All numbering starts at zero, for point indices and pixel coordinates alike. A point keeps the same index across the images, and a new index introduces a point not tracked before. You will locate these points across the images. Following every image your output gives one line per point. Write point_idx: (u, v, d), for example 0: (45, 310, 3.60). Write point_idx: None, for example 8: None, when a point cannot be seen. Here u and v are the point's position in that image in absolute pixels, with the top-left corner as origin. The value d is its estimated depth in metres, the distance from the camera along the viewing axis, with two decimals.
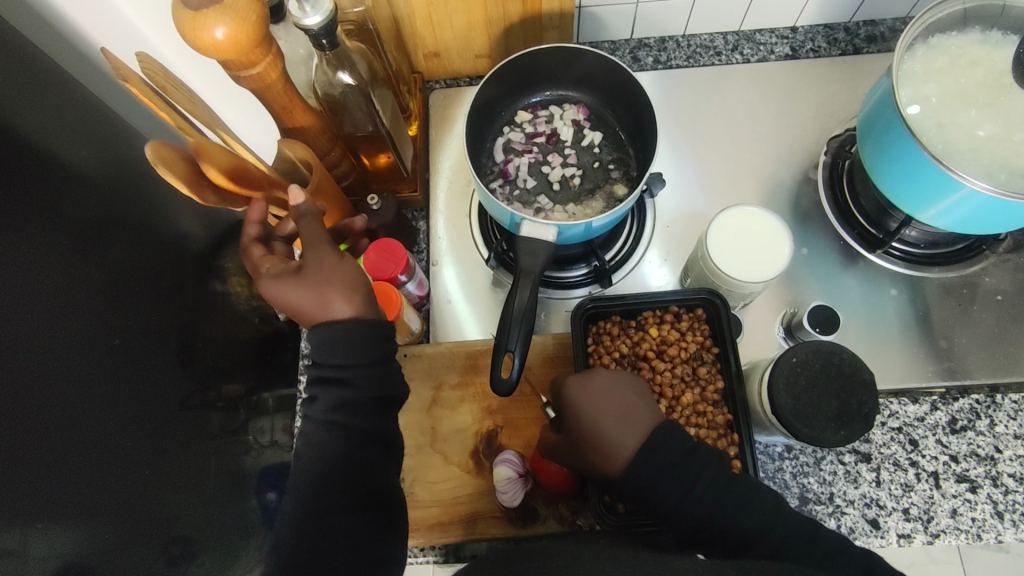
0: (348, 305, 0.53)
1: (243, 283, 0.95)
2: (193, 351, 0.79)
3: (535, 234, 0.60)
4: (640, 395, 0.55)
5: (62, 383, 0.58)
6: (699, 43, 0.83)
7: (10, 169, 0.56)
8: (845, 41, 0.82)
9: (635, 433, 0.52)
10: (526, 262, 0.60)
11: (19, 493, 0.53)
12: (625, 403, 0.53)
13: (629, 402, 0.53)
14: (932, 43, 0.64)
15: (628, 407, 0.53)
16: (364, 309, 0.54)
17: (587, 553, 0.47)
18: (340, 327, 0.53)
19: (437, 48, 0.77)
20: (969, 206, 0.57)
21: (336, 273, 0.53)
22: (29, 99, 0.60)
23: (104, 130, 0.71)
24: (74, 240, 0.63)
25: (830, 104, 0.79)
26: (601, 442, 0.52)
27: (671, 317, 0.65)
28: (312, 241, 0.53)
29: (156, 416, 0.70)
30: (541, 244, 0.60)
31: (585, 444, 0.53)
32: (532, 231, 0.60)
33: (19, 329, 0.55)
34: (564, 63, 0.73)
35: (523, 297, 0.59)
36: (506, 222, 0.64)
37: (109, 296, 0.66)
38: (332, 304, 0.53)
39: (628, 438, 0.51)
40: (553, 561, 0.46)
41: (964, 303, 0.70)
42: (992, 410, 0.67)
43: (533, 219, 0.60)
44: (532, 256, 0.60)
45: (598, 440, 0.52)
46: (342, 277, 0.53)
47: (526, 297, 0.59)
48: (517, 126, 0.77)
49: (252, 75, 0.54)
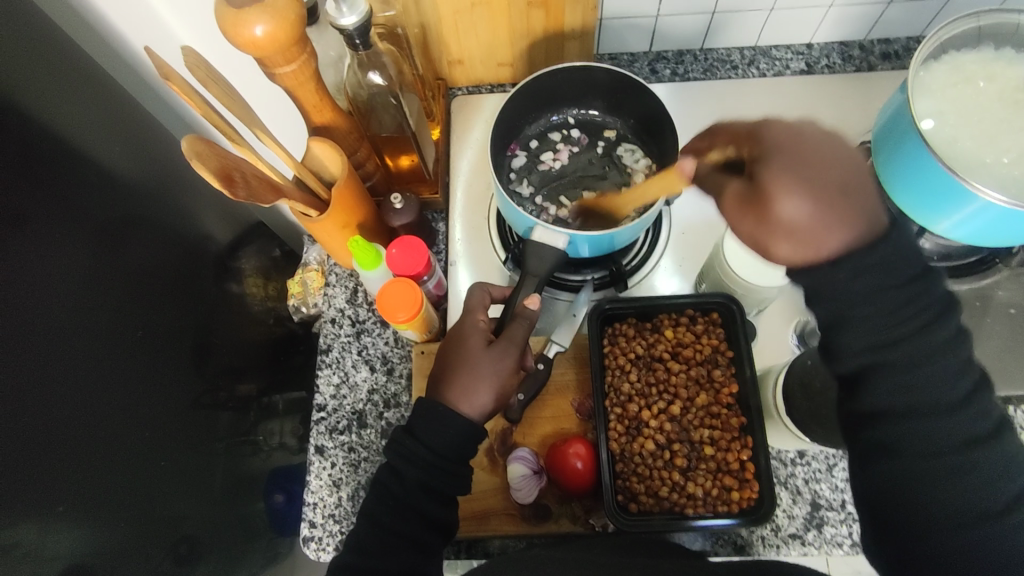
0: (488, 393, 0.57)
1: (258, 284, 0.97)
2: (207, 350, 0.81)
3: (546, 240, 0.62)
4: (847, 163, 0.50)
5: (83, 375, 0.60)
6: (717, 57, 0.85)
7: (33, 165, 0.58)
8: (860, 58, 0.84)
9: (846, 225, 0.48)
10: (534, 265, 0.62)
11: (43, 481, 0.55)
12: (821, 169, 0.49)
13: (839, 190, 0.49)
14: (947, 58, 0.65)
15: (838, 185, 0.49)
16: (487, 407, 0.57)
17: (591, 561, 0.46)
18: (480, 410, 0.57)
19: (459, 55, 0.79)
20: (983, 218, 0.58)
21: (495, 378, 0.58)
22: (60, 96, 0.62)
23: (134, 128, 0.73)
24: (98, 234, 0.65)
25: (845, 118, 0.81)
26: (802, 235, 0.49)
27: (686, 320, 0.67)
28: (493, 354, 0.59)
29: (170, 410, 0.71)
30: (552, 251, 0.62)
31: (778, 232, 0.50)
32: (543, 237, 0.62)
33: (37, 322, 0.56)
34: (577, 81, 0.74)
35: (531, 296, 0.62)
36: (520, 229, 0.66)
37: (132, 291, 0.68)
38: (476, 391, 0.57)
39: (838, 230, 0.48)
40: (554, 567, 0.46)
41: (977, 314, 0.70)
42: (1004, 421, 0.69)
43: (545, 225, 0.62)
44: (540, 260, 0.62)
45: (797, 221, 0.49)
46: (502, 385, 0.58)
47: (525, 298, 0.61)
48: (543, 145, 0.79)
49: (285, 73, 0.55)
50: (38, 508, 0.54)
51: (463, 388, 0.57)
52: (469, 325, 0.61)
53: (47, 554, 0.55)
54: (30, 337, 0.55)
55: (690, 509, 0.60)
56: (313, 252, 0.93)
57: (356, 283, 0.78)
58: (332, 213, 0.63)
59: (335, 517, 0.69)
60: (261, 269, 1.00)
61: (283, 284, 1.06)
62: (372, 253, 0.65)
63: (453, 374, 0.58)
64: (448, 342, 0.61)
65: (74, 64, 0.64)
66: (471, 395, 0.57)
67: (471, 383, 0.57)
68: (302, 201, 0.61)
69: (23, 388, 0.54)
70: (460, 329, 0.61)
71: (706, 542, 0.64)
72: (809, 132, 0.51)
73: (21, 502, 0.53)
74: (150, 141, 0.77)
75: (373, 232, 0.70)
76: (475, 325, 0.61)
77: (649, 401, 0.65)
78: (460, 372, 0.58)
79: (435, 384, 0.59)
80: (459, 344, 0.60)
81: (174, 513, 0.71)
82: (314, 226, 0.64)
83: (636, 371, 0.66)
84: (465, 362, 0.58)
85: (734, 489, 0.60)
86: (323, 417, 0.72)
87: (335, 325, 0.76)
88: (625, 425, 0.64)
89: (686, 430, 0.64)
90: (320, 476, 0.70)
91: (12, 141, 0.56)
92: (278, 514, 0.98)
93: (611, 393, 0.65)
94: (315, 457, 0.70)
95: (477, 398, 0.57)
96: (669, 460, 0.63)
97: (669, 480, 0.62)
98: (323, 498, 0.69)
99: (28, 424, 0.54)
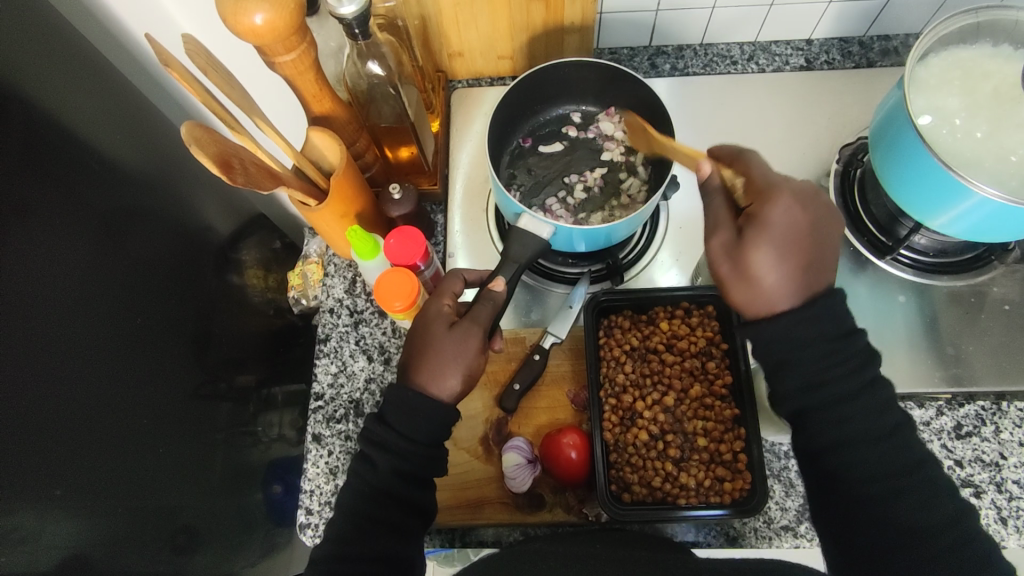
0: (457, 377, 0.57)
1: (259, 276, 0.98)
2: (207, 340, 0.81)
3: (532, 228, 0.63)
4: (813, 235, 0.52)
5: (84, 363, 0.61)
6: (716, 53, 0.85)
7: (36, 152, 0.59)
8: (859, 54, 0.84)
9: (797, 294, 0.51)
10: (516, 251, 0.62)
11: (43, 467, 0.55)
12: (794, 241, 0.52)
13: (807, 263, 0.52)
14: (947, 54, 0.66)
15: (804, 258, 0.51)
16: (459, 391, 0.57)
17: (589, 552, 0.46)
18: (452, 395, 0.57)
19: (460, 48, 0.79)
20: (978, 214, 0.58)
21: (462, 360, 0.57)
22: (64, 85, 0.63)
23: (137, 118, 0.74)
24: (100, 223, 0.65)
25: (843, 114, 0.81)
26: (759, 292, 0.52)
27: (681, 312, 0.68)
28: (457, 336, 0.58)
29: (170, 399, 0.72)
30: (535, 240, 0.62)
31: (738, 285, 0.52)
32: (529, 224, 0.62)
33: (37, 308, 0.56)
34: (577, 75, 0.75)
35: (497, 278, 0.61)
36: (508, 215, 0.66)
37: (133, 279, 0.69)
38: (444, 374, 0.57)
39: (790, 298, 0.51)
40: (551, 559, 0.46)
41: (973, 310, 0.71)
42: (998, 416, 0.67)
43: (532, 213, 0.62)
44: (523, 246, 0.62)
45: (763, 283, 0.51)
46: (471, 366, 0.57)
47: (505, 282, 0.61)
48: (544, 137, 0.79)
49: (284, 62, 0.56)
50: (38, 493, 0.55)
51: (430, 372, 0.57)
52: (434, 307, 0.61)
53: (48, 537, 0.56)
54: (30, 323, 0.56)
55: (683, 499, 0.61)
56: (313, 244, 0.94)
57: (355, 273, 0.78)
58: (331, 203, 0.63)
59: (331, 504, 0.69)
60: (262, 260, 1.00)
61: (283, 275, 1.07)
62: (370, 243, 0.66)
63: (419, 357, 0.58)
64: (414, 326, 0.61)
65: (77, 52, 0.65)
66: (440, 379, 0.57)
67: (438, 368, 0.56)
68: (302, 189, 0.62)
69: (25, 372, 0.54)
70: (424, 315, 0.60)
71: (697, 533, 0.64)
72: (803, 201, 0.52)
73: (20, 486, 0.53)
74: (152, 130, 0.77)
75: (371, 222, 0.71)
76: (439, 306, 0.60)
77: (643, 392, 0.65)
78: (427, 356, 0.57)
79: (404, 369, 0.58)
80: (424, 328, 0.59)
81: (173, 501, 0.72)
82: (313, 216, 0.64)
83: (630, 362, 0.66)
84: (430, 346, 0.57)
85: (726, 480, 0.61)
86: (320, 406, 0.72)
87: (334, 314, 0.77)
88: (620, 415, 0.65)
89: (679, 421, 0.65)
90: (317, 463, 0.70)
91: (18, 129, 0.57)
92: (277, 505, 0.99)
93: (605, 383, 0.66)
94: (312, 445, 0.71)
95: (445, 382, 0.57)
96: (662, 451, 0.63)
97: (662, 469, 0.62)
98: (319, 485, 0.70)
99: (29, 409, 0.54)
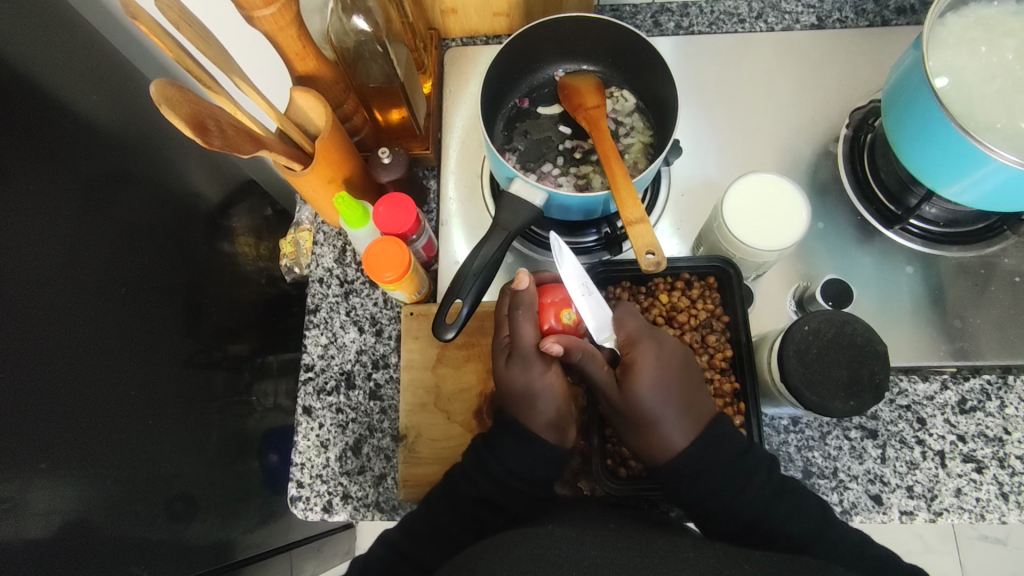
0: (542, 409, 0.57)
1: (249, 244, 0.95)
2: (197, 308, 0.79)
3: (524, 194, 0.59)
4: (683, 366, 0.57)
5: (67, 333, 0.58)
6: (723, 10, 0.81)
7: (7, 112, 0.55)
8: (874, 12, 0.79)
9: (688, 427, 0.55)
10: (506, 218, 0.59)
11: (29, 438, 0.53)
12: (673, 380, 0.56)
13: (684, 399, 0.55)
14: (966, 12, 0.62)
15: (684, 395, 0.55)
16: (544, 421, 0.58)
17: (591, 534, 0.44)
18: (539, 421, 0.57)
19: (453, 3, 0.75)
20: (993, 180, 0.55)
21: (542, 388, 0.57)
22: (31, 42, 0.60)
23: (111, 77, 0.70)
24: (80, 188, 0.62)
25: (854, 76, 0.77)
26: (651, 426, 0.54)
27: (681, 284, 0.65)
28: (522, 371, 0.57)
29: (160, 369, 0.70)
30: (528, 208, 0.59)
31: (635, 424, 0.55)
32: (521, 190, 0.59)
33: (15, 275, 0.54)
34: (577, 31, 0.71)
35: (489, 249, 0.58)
36: (500, 178, 0.63)
37: (117, 245, 0.66)
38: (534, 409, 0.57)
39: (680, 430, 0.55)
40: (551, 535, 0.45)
41: (981, 283, 0.69)
42: (1003, 391, 0.66)
43: (524, 178, 0.59)
44: (513, 214, 0.59)
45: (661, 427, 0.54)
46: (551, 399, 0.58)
47: (492, 252, 0.58)
48: (540, 99, 0.75)
49: (264, 16, 0.51)
50: (23, 464, 0.53)
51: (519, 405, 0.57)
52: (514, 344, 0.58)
53: (41, 510, 0.54)
54: (6, 290, 0.53)
55: None
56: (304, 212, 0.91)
57: (344, 242, 0.76)
58: (318, 167, 0.60)
59: (323, 477, 0.68)
60: (252, 227, 0.98)
61: (275, 244, 1.04)
62: (359, 210, 0.63)
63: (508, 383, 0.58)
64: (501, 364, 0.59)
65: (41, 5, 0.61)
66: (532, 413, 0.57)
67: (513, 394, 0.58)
68: (285, 153, 0.58)
69: (6, 340, 0.52)
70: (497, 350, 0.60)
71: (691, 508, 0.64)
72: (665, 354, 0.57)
73: (4, 457, 0.51)
74: (129, 90, 0.73)
75: (359, 187, 0.68)
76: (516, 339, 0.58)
77: None
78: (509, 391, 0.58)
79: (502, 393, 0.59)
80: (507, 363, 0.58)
81: (168, 474, 0.70)
82: (299, 180, 0.61)
83: None
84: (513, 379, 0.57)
85: None
86: (311, 377, 0.71)
87: (324, 284, 0.74)
88: None
89: None
90: (308, 436, 0.69)
91: None
92: (274, 474, 0.98)
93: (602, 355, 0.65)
94: (302, 417, 0.69)
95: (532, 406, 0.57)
96: None
97: None
98: (311, 458, 0.68)
99: (9, 378, 0.52)
